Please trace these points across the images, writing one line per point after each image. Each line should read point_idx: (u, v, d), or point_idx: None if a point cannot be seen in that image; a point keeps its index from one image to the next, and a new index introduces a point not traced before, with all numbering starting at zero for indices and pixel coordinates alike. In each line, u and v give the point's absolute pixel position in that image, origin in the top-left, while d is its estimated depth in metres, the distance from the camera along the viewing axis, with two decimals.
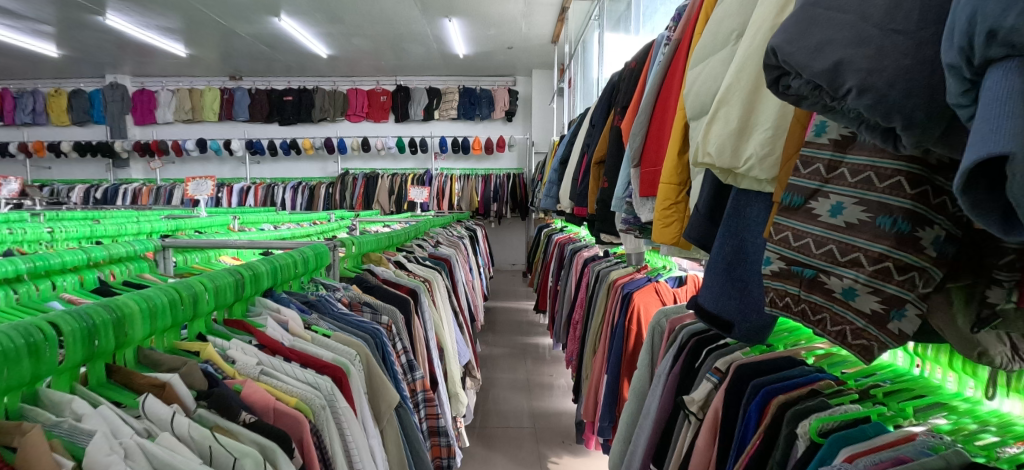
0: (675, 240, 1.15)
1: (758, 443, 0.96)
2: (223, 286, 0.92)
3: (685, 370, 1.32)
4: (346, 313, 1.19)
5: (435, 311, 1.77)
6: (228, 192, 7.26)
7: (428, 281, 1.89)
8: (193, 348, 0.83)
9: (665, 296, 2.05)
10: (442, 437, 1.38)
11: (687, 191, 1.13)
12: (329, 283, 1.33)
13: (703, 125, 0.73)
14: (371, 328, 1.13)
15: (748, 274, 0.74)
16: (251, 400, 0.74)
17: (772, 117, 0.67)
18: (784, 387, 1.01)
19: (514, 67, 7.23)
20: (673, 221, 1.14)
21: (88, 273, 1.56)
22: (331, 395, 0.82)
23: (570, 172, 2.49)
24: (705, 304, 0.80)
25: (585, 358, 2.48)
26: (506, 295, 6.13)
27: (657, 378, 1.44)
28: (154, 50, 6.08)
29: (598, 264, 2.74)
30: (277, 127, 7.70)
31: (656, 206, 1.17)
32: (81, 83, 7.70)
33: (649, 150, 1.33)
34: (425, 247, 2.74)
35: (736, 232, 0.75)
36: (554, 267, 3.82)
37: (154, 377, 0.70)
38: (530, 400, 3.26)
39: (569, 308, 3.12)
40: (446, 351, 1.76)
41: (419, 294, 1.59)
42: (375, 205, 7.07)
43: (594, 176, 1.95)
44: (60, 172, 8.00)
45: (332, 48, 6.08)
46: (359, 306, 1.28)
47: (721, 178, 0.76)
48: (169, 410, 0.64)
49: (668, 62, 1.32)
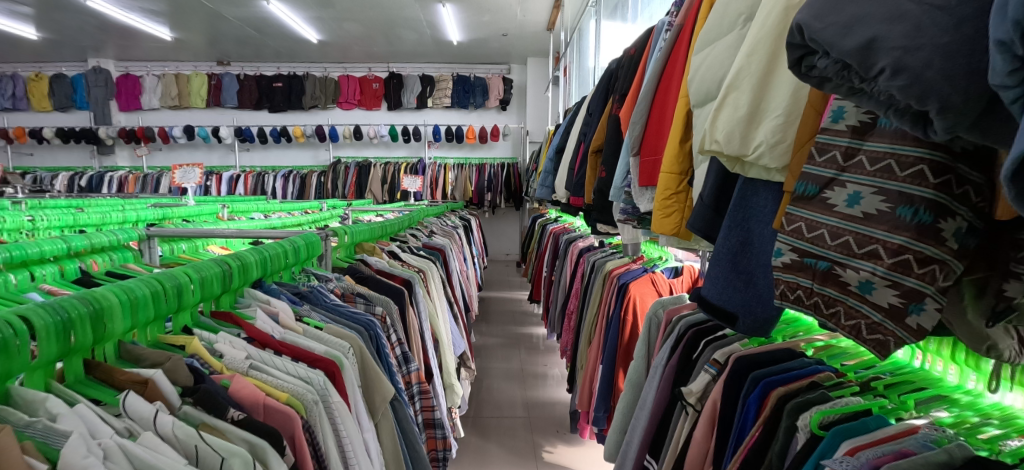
0: (675, 230, 1.14)
1: (757, 436, 0.96)
2: (210, 277, 0.88)
3: (683, 361, 1.32)
4: (338, 304, 1.15)
5: (430, 301, 1.74)
6: (217, 181, 7.18)
7: (423, 271, 1.85)
8: (179, 342, 0.79)
9: (661, 288, 2.07)
10: (437, 429, 1.35)
11: (688, 181, 1.13)
12: (322, 273, 1.29)
13: (711, 111, 0.71)
14: (365, 321, 1.09)
15: (754, 267, 0.72)
16: (241, 395, 0.70)
17: (784, 102, 0.64)
18: (783, 379, 1.00)
19: (509, 55, 7.14)
20: (673, 212, 1.14)
21: (69, 263, 1.50)
22: (325, 390, 0.79)
23: (566, 162, 2.46)
24: (709, 296, 0.77)
25: (581, 349, 2.47)
26: (501, 285, 6.12)
27: (654, 370, 1.43)
28: (138, 33, 5.93)
29: (594, 254, 2.72)
30: (267, 114, 7.60)
31: (656, 196, 1.17)
32: (62, 67, 7.57)
33: (649, 139, 1.32)
34: (419, 237, 2.71)
35: (742, 223, 0.73)
36: (548, 257, 3.80)
37: (136, 373, 0.66)
38: (523, 389, 3.27)
39: (564, 298, 3.11)
40: (441, 342, 1.73)
41: (413, 285, 1.56)
42: (367, 194, 7.03)
43: (591, 166, 1.93)
44: (43, 158, 7.89)
45: (323, 33, 5.97)
46: (353, 298, 1.24)
47: (728, 166, 0.73)
48: (152, 409, 0.61)
49: (670, 49, 1.29)
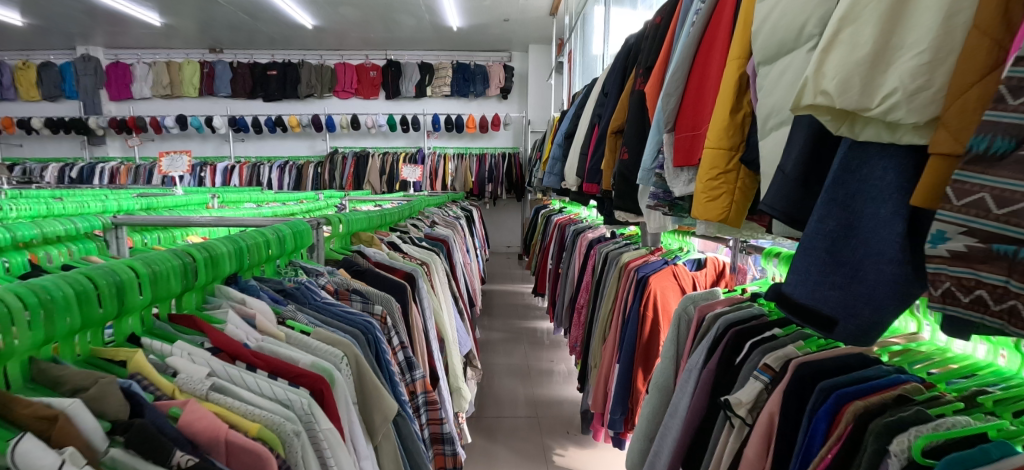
0: (723, 216, 0.97)
1: (830, 459, 0.79)
2: (164, 272, 0.71)
3: (722, 366, 1.15)
4: (330, 302, 0.97)
5: (434, 298, 1.55)
6: (211, 172, 6.97)
7: (426, 264, 1.65)
8: (119, 357, 0.62)
9: (684, 282, 1.92)
10: (446, 445, 1.17)
11: (740, 158, 0.96)
12: (311, 267, 1.11)
13: (814, 55, 0.53)
14: (362, 322, 0.91)
15: (862, 257, 0.55)
16: (195, 430, 0.55)
17: (928, 36, 0.47)
18: (860, 392, 0.83)
19: (510, 42, 6.93)
20: (721, 195, 0.97)
21: (19, 255, 1.33)
22: (309, 416, 0.63)
23: (577, 146, 2.30)
24: (797, 296, 0.60)
25: (593, 346, 2.31)
26: (503, 278, 5.96)
27: (686, 375, 1.27)
28: (126, 19, 5.72)
29: (606, 246, 2.55)
30: (262, 103, 7.40)
31: (698, 177, 0.99)
32: (50, 55, 7.39)
33: (686, 111, 1.15)
34: (420, 227, 2.53)
35: (847, 201, 0.56)
36: (554, 249, 3.64)
37: (43, 404, 0.49)
38: (529, 386, 3.11)
39: (572, 292, 2.95)
40: (446, 341, 1.56)
41: (417, 280, 1.39)
42: (365, 185, 6.86)
43: (609, 149, 1.77)
44: (32, 149, 7.72)
45: (318, 18, 5.76)
46: (348, 295, 1.04)
47: (831, 128, 0.56)
48: (56, 459, 0.44)
49: (713, 8, 1.13)
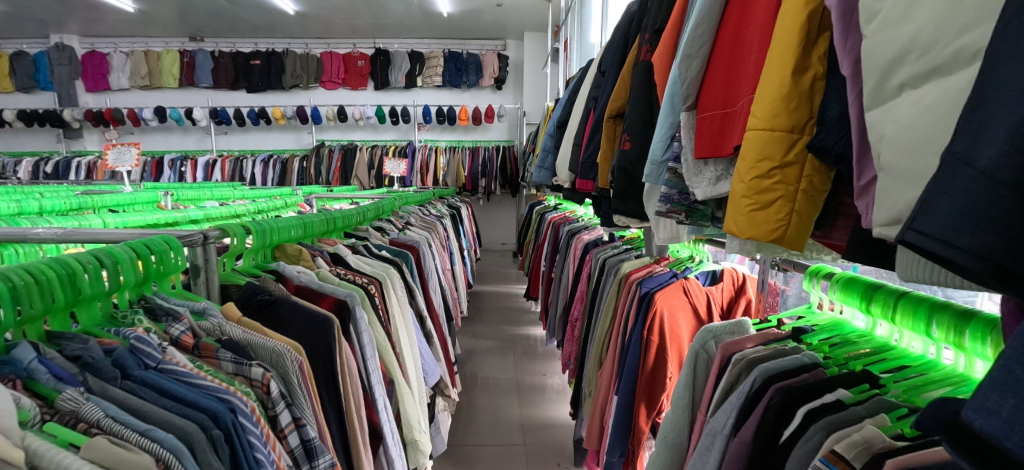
0: (776, 235, 0.63)
1: None
2: None
3: (761, 442, 0.81)
4: (174, 369, 0.64)
5: (381, 328, 1.21)
6: (192, 166, 6.60)
7: (376, 281, 1.31)
8: None
9: (696, 299, 1.59)
10: None
11: (806, 143, 0.62)
12: (170, 305, 0.78)
13: None
14: (213, 408, 0.59)
15: None
16: None
17: None
18: None
19: (504, 29, 6.55)
20: (776, 202, 0.63)
21: None
22: None
23: (570, 136, 1.95)
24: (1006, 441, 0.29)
25: (587, 369, 1.98)
26: (495, 279, 5.62)
27: (708, 442, 0.94)
28: (97, 5, 5.33)
29: (603, 251, 2.21)
30: (245, 94, 7.03)
31: (738, 174, 0.65)
32: (24, 44, 7.01)
33: (717, 77, 0.81)
34: (388, 231, 2.17)
35: None
36: (548, 250, 3.30)
37: None
38: (520, 406, 2.79)
39: (565, 302, 2.62)
40: (398, 383, 1.22)
41: (353, 308, 1.05)
42: (353, 180, 6.50)
43: (607, 138, 1.43)
44: (6, 142, 7.35)
45: (301, 4, 5.39)
46: (215, 353, 0.71)
47: None
48: None
49: None
